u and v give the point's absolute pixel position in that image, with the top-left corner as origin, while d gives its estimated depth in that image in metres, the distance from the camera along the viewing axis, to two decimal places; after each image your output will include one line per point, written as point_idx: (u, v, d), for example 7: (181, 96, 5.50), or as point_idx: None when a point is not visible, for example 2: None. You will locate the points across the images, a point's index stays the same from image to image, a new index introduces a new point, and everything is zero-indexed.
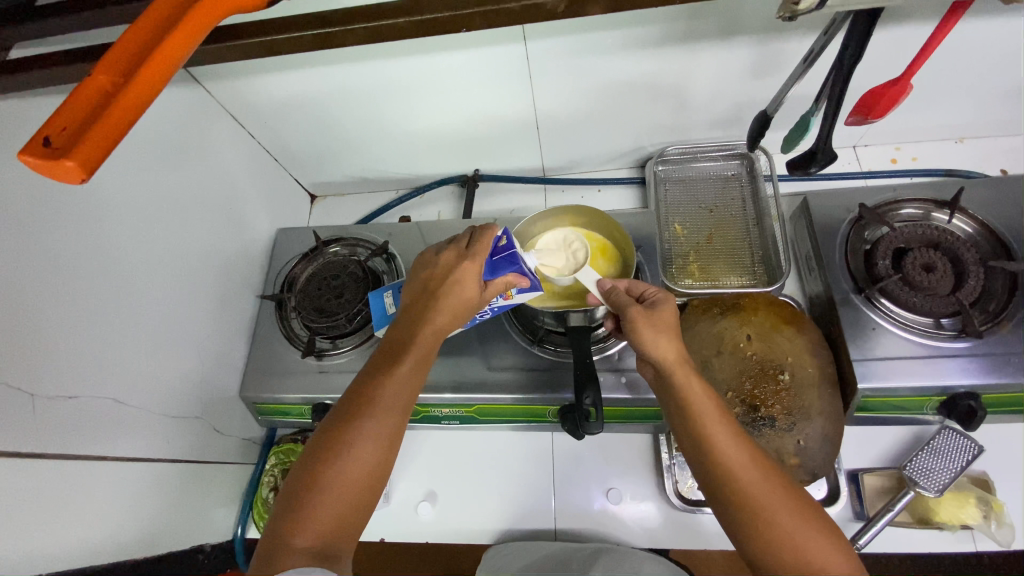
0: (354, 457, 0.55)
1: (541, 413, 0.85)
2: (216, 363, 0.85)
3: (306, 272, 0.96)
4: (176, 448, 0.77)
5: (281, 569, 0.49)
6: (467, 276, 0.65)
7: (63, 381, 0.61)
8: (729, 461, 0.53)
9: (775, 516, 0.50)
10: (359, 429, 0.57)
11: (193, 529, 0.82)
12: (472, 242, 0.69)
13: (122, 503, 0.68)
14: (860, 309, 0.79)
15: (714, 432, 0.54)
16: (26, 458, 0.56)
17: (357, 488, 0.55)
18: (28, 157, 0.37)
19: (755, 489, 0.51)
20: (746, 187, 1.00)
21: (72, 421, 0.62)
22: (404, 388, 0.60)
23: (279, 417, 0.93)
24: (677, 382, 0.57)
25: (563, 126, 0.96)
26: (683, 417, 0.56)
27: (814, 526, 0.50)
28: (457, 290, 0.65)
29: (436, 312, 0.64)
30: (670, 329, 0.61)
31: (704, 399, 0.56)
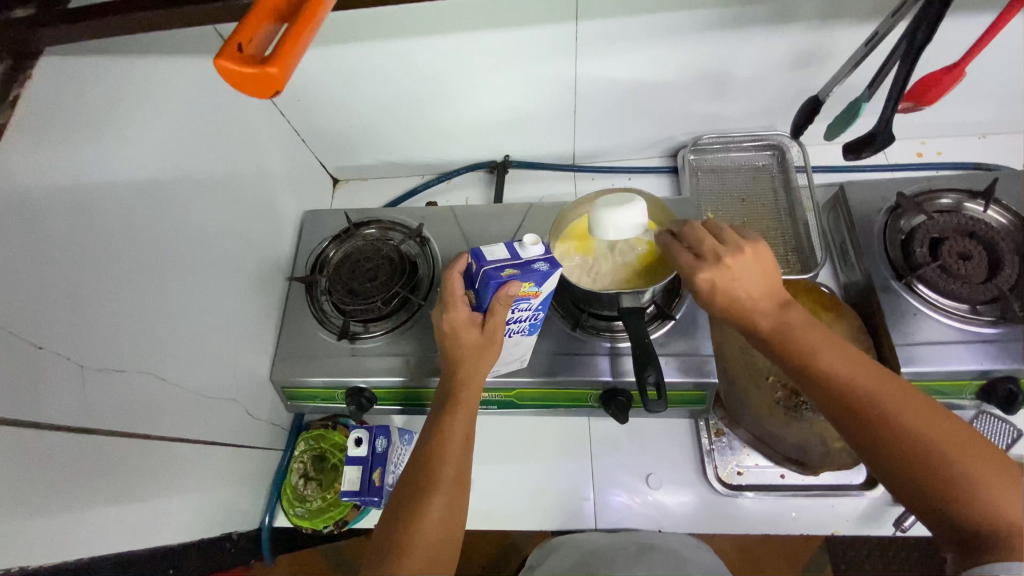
0: (433, 500, 0.56)
1: (582, 398, 0.84)
2: (249, 345, 0.83)
3: (337, 254, 0.94)
4: (211, 429, 0.74)
5: None
6: (457, 324, 0.64)
7: (108, 353, 0.58)
8: (854, 391, 0.52)
9: (919, 441, 0.48)
10: (438, 473, 0.58)
11: (223, 516, 0.79)
12: (447, 288, 0.66)
13: (158, 484, 0.65)
14: (899, 295, 0.80)
15: (840, 372, 0.53)
16: (69, 432, 0.53)
17: (439, 532, 0.54)
18: (225, 63, 0.35)
19: (902, 419, 0.50)
20: (777, 177, 1.01)
21: (117, 396, 0.59)
22: (464, 429, 0.63)
23: (308, 401, 0.91)
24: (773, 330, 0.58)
25: (600, 111, 0.96)
26: (796, 360, 0.56)
27: (980, 456, 0.47)
28: (457, 340, 0.64)
29: (458, 363, 0.65)
30: (754, 271, 0.59)
31: (819, 340, 0.56)
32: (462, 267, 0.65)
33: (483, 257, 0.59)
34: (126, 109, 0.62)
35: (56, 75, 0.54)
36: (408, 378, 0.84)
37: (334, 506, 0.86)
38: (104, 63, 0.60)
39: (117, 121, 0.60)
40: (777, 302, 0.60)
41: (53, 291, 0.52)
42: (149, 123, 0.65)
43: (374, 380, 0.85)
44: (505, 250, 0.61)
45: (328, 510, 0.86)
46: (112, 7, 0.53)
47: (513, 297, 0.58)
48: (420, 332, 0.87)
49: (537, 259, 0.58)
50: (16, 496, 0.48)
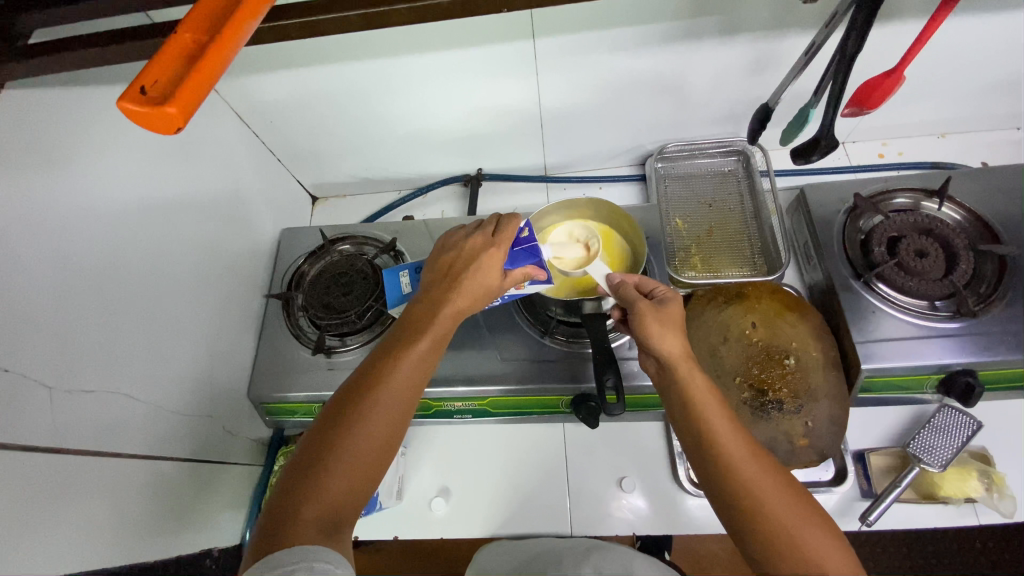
0: (370, 429, 0.54)
1: (554, 404, 0.86)
2: (225, 362, 0.84)
3: (313, 270, 0.97)
4: (186, 447, 0.75)
5: (286, 542, 0.46)
6: (491, 264, 0.65)
7: (79, 375, 0.60)
8: (729, 450, 0.52)
9: (774, 510, 0.49)
10: (370, 411, 0.54)
11: (202, 533, 0.80)
12: (502, 228, 0.69)
13: (135, 501, 0.66)
14: (859, 294, 0.82)
15: (723, 442, 0.53)
16: (40, 451, 0.55)
17: (366, 464, 0.53)
18: (128, 105, 0.36)
19: (767, 501, 0.50)
20: (743, 182, 1.03)
21: (87, 416, 0.60)
22: (417, 367, 0.59)
23: (287, 416, 0.92)
24: (681, 377, 0.57)
25: (567, 123, 0.99)
26: (686, 408, 0.56)
27: (829, 539, 0.49)
28: (479, 275, 0.65)
29: (458, 293, 0.63)
30: (676, 325, 0.61)
31: (715, 409, 0.55)
32: (517, 223, 0.70)
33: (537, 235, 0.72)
34: (93, 137, 0.64)
35: (21, 108, 0.56)
36: None
37: None
38: (72, 94, 0.62)
39: (84, 149, 0.62)
40: (680, 355, 0.59)
41: (20, 316, 0.54)
42: (116, 150, 0.67)
43: None
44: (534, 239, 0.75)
45: None
46: (77, 42, 0.55)
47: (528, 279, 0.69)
48: None
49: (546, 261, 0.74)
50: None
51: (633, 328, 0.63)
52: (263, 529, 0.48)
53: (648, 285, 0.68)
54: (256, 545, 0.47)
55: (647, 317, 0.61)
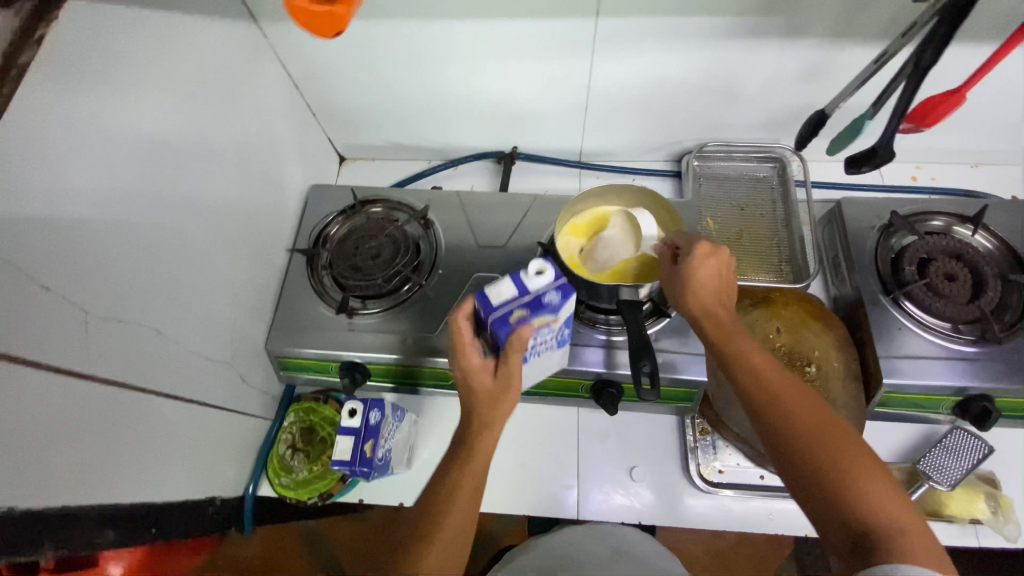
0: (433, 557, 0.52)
1: (573, 388, 0.87)
2: (246, 311, 0.83)
3: (341, 229, 0.95)
4: (204, 390, 0.74)
5: None
6: (474, 370, 0.60)
7: (113, 303, 0.58)
8: (757, 389, 0.56)
9: (803, 440, 0.52)
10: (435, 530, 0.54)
11: (208, 480, 0.79)
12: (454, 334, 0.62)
13: (150, 440, 0.65)
14: (886, 310, 0.83)
15: (760, 388, 0.56)
16: (72, 378, 0.53)
17: None
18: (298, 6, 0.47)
19: (795, 432, 0.52)
20: (777, 189, 1.03)
21: (117, 345, 0.59)
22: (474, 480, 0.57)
23: (300, 373, 0.91)
24: (711, 330, 0.62)
25: (611, 110, 0.98)
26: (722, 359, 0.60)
27: (865, 469, 0.49)
28: (475, 383, 0.60)
29: (472, 399, 0.60)
30: (700, 280, 0.64)
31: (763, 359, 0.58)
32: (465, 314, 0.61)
33: (488, 301, 0.58)
34: (147, 61, 0.62)
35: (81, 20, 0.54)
36: (402, 356, 0.85)
37: (320, 477, 0.86)
38: (129, 13, 0.60)
39: (136, 71, 0.60)
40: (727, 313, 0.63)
41: (64, 235, 0.52)
42: (167, 78, 0.65)
43: (369, 356, 0.86)
44: (511, 286, 0.59)
45: (314, 482, 0.86)
46: None
47: (525, 340, 0.57)
48: (418, 313, 0.88)
49: (545, 291, 0.58)
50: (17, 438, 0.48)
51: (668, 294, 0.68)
52: None
53: (674, 240, 0.70)
54: None
55: (676, 282, 0.65)
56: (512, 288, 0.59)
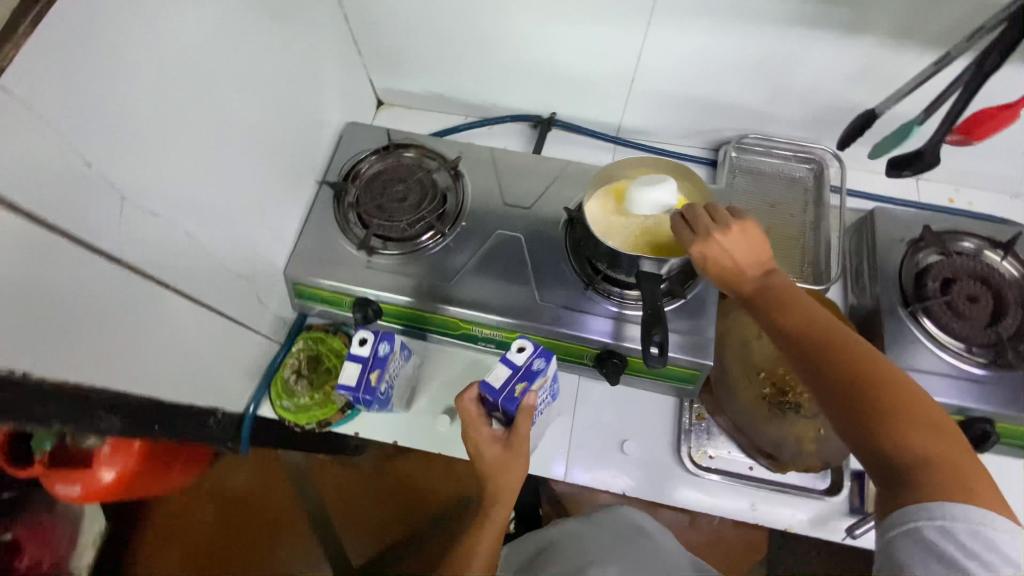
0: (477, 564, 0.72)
1: (578, 354, 0.88)
2: (270, 233, 0.84)
3: (372, 168, 0.95)
4: (221, 301, 0.75)
5: None
6: (486, 443, 0.74)
7: (150, 195, 0.59)
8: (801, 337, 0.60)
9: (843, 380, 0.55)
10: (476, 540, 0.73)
11: (214, 390, 0.81)
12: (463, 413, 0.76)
13: (166, 337, 0.67)
14: (903, 322, 0.83)
15: (801, 339, 0.60)
16: (105, 260, 0.55)
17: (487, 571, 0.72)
18: None
19: (838, 372, 0.56)
20: (811, 191, 1.01)
21: (146, 237, 0.60)
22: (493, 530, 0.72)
23: (315, 303, 0.93)
24: (754, 288, 0.66)
25: (657, 87, 0.96)
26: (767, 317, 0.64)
27: (901, 404, 0.52)
28: (488, 452, 0.73)
29: (487, 467, 0.73)
30: (732, 245, 0.66)
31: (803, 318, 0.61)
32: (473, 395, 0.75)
33: (494, 386, 0.74)
34: None
35: None
36: (416, 299, 0.86)
37: (320, 405, 0.88)
38: None
39: None
40: (764, 269, 0.66)
41: (119, 121, 0.53)
42: None
43: (385, 295, 0.87)
44: (505, 368, 0.76)
45: (314, 408, 0.88)
46: None
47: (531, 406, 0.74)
48: (437, 259, 0.89)
49: (534, 360, 0.76)
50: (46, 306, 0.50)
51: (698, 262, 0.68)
52: None
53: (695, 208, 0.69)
54: None
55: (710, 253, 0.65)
56: (506, 371, 0.75)
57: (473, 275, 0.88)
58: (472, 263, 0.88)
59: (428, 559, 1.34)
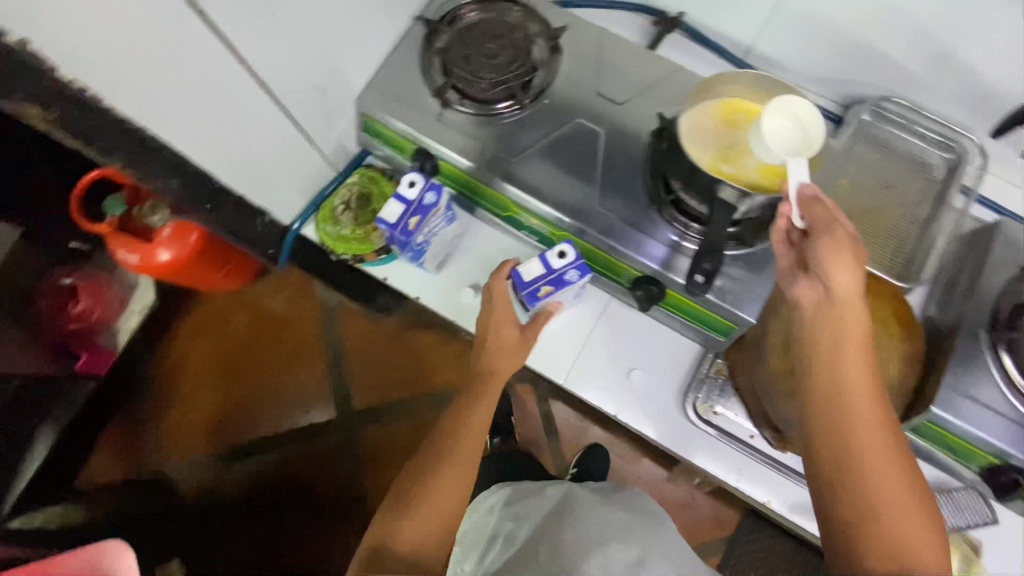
0: (460, 449, 0.71)
1: (617, 274, 0.85)
2: (357, 56, 0.81)
3: (472, 16, 0.88)
4: (294, 106, 0.76)
5: (423, 494, 0.67)
6: (503, 323, 0.80)
7: None
8: (850, 391, 0.57)
9: (869, 460, 0.54)
10: (465, 420, 0.74)
11: (261, 190, 0.84)
12: (492, 290, 0.80)
13: (227, 117, 0.69)
14: (980, 347, 0.74)
15: (851, 394, 0.56)
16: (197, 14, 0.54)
17: (470, 451, 0.71)
18: None
19: (869, 450, 0.54)
20: (937, 184, 0.88)
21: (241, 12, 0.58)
22: (485, 413, 0.75)
23: (378, 143, 0.91)
24: (835, 314, 0.60)
25: (811, 11, 0.83)
26: (823, 353, 0.59)
27: (910, 506, 0.52)
28: (500, 333, 0.80)
29: (493, 355, 0.80)
30: (852, 254, 0.60)
31: (864, 392, 0.56)
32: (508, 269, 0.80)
33: (523, 275, 0.79)
34: None
35: None
36: (474, 165, 0.83)
37: (359, 240, 0.90)
38: None
39: None
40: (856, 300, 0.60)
41: None
42: None
43: (446, 152, 0.84)
44: (538, 263, 0.79)
45: (352, 241, 0.90)
46: None
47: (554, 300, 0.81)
48: (507, 133, 0.84)
49: (568, 270, 0.79)
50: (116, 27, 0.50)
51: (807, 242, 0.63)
52: (396, 500, 0.68)
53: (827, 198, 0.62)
54: (398, 504, 0.67)
55: (822, 248, 0.60)
56: (539, 269, 0.79)
57: (540, 160, 0.83)
58: (541, 145, 0.84)
59: (416, 422, 1.42)
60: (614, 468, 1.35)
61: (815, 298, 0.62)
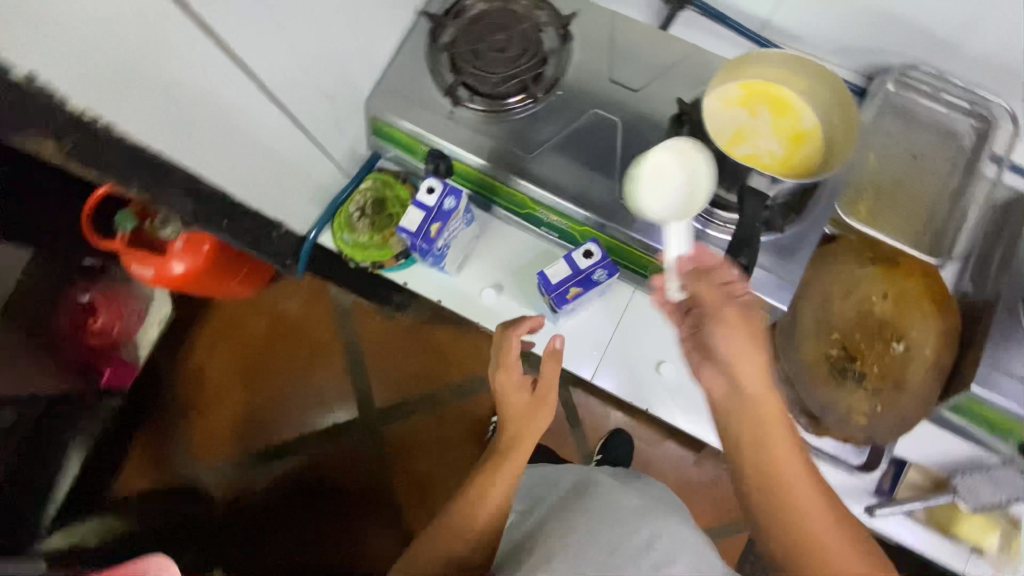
0: (472, 511, 0.68)
1: (642, 267, 0.83)
2: (363, 59, 0.79)
3: (477, 8, 0.85)
4: (305, 118, 0.74)
5: (436, 552, 0.66)
6: (507, 383, 0.74)
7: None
8: (777, 464, 0.51)
9: (815, 542, 0.48)
10: (478, 483, 0.70)
11: (278, 205, 0.83)
12: (504, 348, 0.76)
13: (242, 137, 0.67)
14: (1019, 322, 0.71)
15: (781, 469, 0.50)
16: (206, 37, 0.52)
17: (479, 520, 0.68)
18: None
19: (808, 525, 0.49)
20: (966, 153, 0.85)
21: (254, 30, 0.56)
22: (504, 484, 0.68)
23: (390, 145, 0.89)
24: (750, 387, 0.54)
25: None
26: (744, 433, 0.53)
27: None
28: (509, 396, 0.74)
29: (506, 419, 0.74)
30: (744, 319, 0.56)
31: (805, 489, 0.50)
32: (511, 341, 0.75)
33: (550, 277, 0.79)
34: None
35: None
36: (490, 165, 0.81)
37: (378, 248, 0.88)
38: None
39: None
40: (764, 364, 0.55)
41: None
42: None
43: (460, 152, 0.82)
44: (565, 263, 0.79)
45: (370, 249, 0.88)
46: None
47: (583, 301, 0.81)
48: (521, 128, 0.82)
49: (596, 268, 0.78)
50: (117, 54, 0.47)
51: (702, 312, 0.58)
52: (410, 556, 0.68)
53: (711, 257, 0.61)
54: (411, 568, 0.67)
55: (712, 318, 0.57)
56: (566, 270, 0.79)
57: (557, 155, 0.81)
58: (557, 139, 0.81)
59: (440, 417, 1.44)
60: (639, 451, 1.36)
61: (726, 390, 0.55)
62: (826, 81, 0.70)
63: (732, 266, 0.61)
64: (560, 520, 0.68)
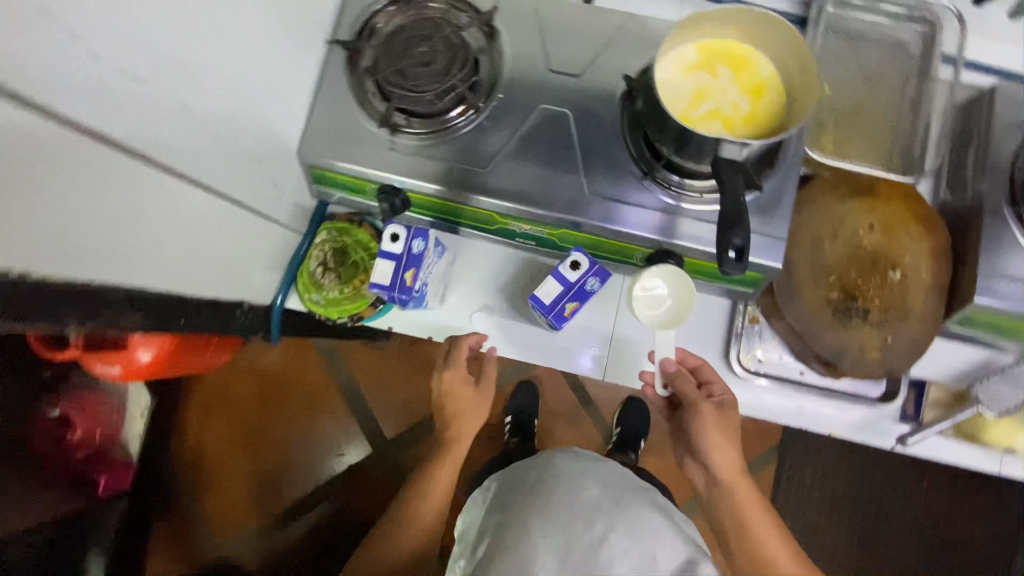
0: (432, 492, 0.85)
1: (628, 255, 0.80)
2: (283, 110, 0.72)
3: (390, 24, 0.79)
4: (238, 190, 0.68)
5: (408, 526, 0.84)
6: (454, 384, 0.83)
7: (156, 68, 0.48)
8: (762, 539, 0.71)
9: None
10: (433, 472, 0.86)
11: (235, 285, 0.77)
12: (453, 351, 0.82)
13: (179, 233, 0.61)
14: (1007, 224, 0.73)
15: (759, 534, 0.71)
16: (112, 148, 0.46)
17: (438, 498, 0.86)
18: None
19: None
20: (916, 59, 0.83)
21: (156, 121, 0.50)
22: (449, 468, 0.86)
23: (334, 189, 0.83)
24: (730, 488, 0.73)
25: None
26: (732, 516, 0.73)
27: None
28: (453, 399, 0.84)
29: (452, 416, 0.85)
30: (728, 432, 0.74)
31: (777, 550, 0.71)
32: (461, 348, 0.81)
33: (545, 300, 0.78)
34: None
35: None
36: (445, 188, 0.76)
37: (351, 299, 0.84)
38: None
39: None
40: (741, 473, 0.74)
41: None
42: None
43: (411, 182, 0.76)
44: (556, 283, 0.78)
45: (344, 302, 0.84)
46: None
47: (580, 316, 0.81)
48: (469, 142, 0.77)
49: (588, 279, 0.77)
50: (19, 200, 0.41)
51: (688, 419, 0.76)
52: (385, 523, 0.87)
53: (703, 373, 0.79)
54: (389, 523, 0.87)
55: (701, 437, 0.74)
56: (558, 288, 0.78)
57: (514, 162, 0.76)
58: (510, 146, 0.77)
59: None
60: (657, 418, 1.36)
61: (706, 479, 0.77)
62: (781, 29, 0.66)
63: (710, 367, 0.79)
64: (510, 499, 0.81)
